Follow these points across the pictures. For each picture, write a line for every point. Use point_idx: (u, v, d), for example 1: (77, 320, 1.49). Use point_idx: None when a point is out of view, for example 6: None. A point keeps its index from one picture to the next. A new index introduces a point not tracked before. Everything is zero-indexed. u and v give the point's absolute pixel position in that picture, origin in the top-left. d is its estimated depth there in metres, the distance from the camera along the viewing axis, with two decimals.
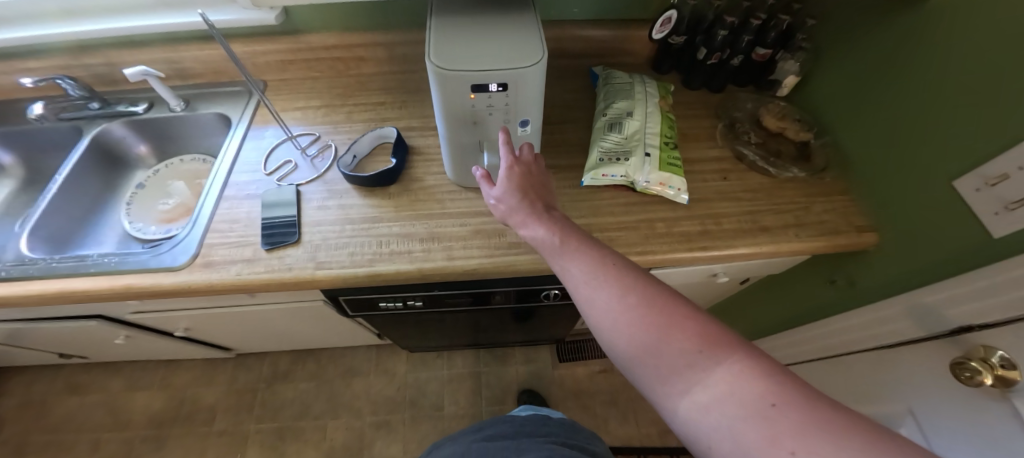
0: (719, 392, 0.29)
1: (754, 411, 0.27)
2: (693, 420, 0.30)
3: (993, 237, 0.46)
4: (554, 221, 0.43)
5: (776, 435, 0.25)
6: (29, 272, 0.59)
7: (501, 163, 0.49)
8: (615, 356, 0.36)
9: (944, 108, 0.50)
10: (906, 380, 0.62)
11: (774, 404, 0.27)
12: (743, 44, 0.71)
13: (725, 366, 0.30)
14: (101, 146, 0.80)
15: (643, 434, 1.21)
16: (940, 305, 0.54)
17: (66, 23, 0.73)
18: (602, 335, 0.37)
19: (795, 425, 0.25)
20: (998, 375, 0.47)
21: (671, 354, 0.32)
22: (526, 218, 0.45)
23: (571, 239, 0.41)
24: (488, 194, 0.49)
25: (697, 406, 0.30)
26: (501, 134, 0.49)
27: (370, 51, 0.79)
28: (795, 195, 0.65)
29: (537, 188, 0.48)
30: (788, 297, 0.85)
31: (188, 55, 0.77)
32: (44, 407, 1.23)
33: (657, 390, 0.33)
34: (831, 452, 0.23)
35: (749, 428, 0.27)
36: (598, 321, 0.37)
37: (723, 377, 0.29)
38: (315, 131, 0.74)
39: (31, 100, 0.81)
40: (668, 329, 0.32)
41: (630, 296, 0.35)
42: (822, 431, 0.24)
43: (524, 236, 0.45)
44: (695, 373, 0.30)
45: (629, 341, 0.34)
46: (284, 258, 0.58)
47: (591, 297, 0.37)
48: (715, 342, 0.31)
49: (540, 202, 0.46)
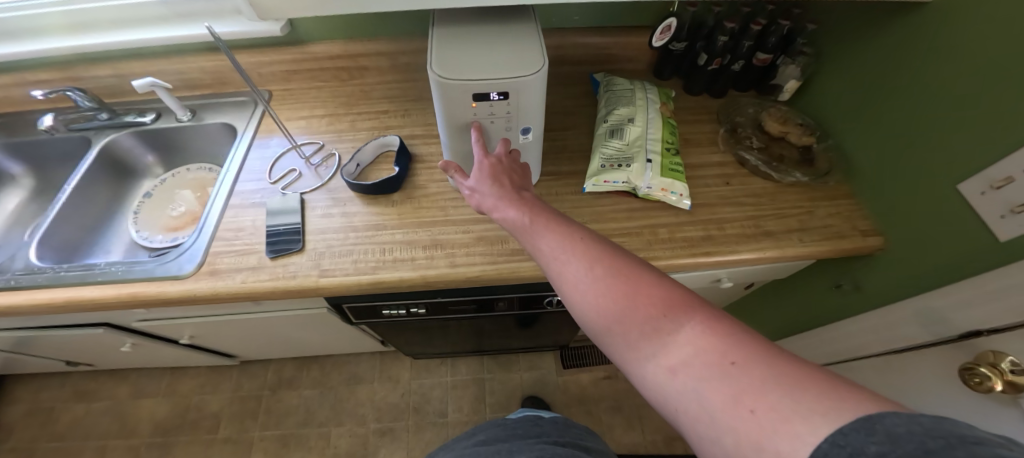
0: (684, 354, 0.30)
1: (717, 371, 0.28)
2: (661, 383, 0.31)
3: (1000, 241, 0.45)
4: (523, 203, 0.44)
5: (739, 393, 0.26)
6: (38, 281, 0.59)
7: (474, 157, 0.50)
8: (587, 327, 0.38)
9: (943, 112, 0.51)
10: (914, 386, 0.62)
11: (735, 362, 0.28)
12: (743, 50, 0.72)
13: (688, 328, 0.31)
14: (110, 157, 0.81)
15: (649, 441, 1.20)
16: (948, 310, 0.53)
17: (75, 36, 0.75)
18: (572, 307, 0.38)
19: (755, 379, 0.26)
20: (1008, 381, 0.46)
21: (638, 321, 0.33)
22: (497, 202, 0.46)
23: (544, 219, 0.42)
24: (462, 186, 0.50)
25: (664, 369, 0.31)
26: (473, 133, 0.52)
27: (373, 60, 0.80)
28: (799, 199, 0.64)
29: (508, 175, 0.49)
30: (795, 301, 0.84)
31: (196, 66, 0.79)
32: (52, 414, 1.24)
33: (627, 357, 0.34)
34: (787, 404, 0.24)
35: (713, 388, 0.28)
36: (569, 294, 0.38)
37: (688, 340, 0.30)
38: (319, 140, 0.74)
39: (41, 111, 0.83)
40: (634, 296, 0.34)
41: (598, 267, 0.36)
42: (778, 385, 0.25)
43: (495, 220, 0.46)
44: (660, 337, 0.32)
45: (597, 310, 0.35)
46: (288, 266, 0.58)
47: (561, 271, 0.38)
48: (679, 306, 0.32)
49: (514, 186, 0.47)
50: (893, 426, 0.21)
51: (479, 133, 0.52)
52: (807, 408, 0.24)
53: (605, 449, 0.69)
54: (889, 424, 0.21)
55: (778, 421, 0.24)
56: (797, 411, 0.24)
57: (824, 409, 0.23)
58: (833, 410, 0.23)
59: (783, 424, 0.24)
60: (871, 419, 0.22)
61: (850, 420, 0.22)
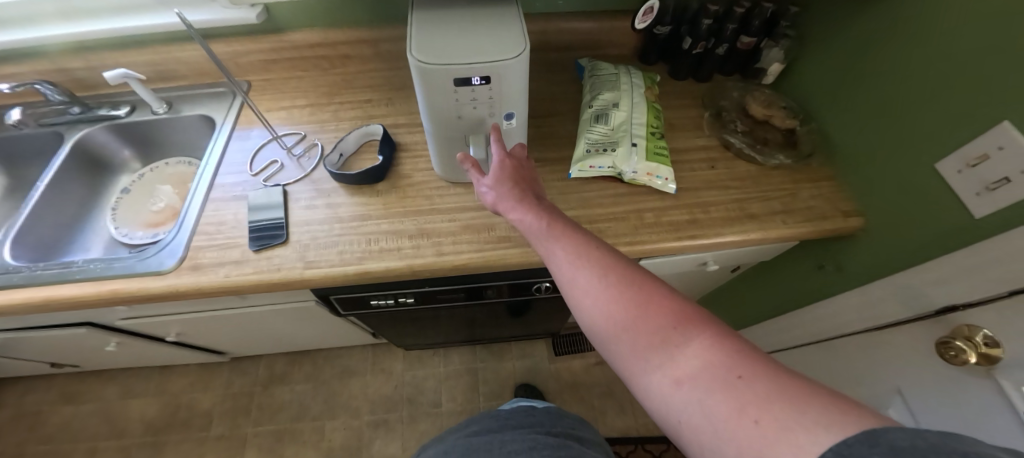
0: (691, 366, 0.30)
1: (723, 383, 0.28)
2: (665, 394, 0.31)
3: (976, 219, 0.46)
4: (538, 209, 0.45)
5: (744, 406, 0.27)
6: (13, 281, 0.58)
7: (493, 157, 0.51)
8: (594, 336, 0.38)
9: (920, 99, 0.52)
10: (893, 362, 0.63)
11: (741, 376, 0.28)
12: (727, 33, 0.72)
13: (696, 342, 0.31)
14: (84, 152, 0.79)
15: (641, 424, 1.22)
16: (926, 286, 0.55)
17: (41, 27, 0.72)
18: (582, 313, 0.38)
19: (760, 392, 0.27)
20: (982, 353, 0.48)
21: (648, 330, 0.33)
22: (514, 205, 0.46)
23: (557, 226, 0.43)
24: (479, 184, 0.51)
25: (669, 380, 0.31)
26: (494, 133, 0.51)
27: (355, 48, 0.79)
28: (782, 182, 0.65)
29: (523, 180, 0.50)
30: (779, 283, 0.85)
31: (170, 57, 0.76)
32: (39, 417, 1.22)
33: (631, 366, 0.34)
34: (791, 416, 0.25)
35: (718, 400, 0.28)
36: (579, 301, 0.38)
37: (696, 353, 0.31)
38: (301, 131, 0.73)
39: (10, 106, 0.80)
40: (646, 307, 0.34)
41: (612, 276, 0.37)
42: (783, 398, 0.26)
43: (512, 221, 0.46)
44: (668, 349, 0.32)
45: (608, 317, 0.35)
46: (272, 258, 0.58)
47: (573, 278, 0.39)
48: (689, 320, 0.33)
49: (526, 190, 0.48)
50: (897, 440, 0.20)
51: (501, 135, 0.51)
52: (811, 420, 0.24)
53: (598, 435, 0.70)
54: (893, 438, 0.20)
55: (782, 432, 0.24)
56: (802, 423, 0.24)
57: (828, 422, 0.24)
58: (837, 423, 0.23)
59: (786, 434, 0.24)
60: (875, 433, 0.21)
61: (854, 433, 0.22)
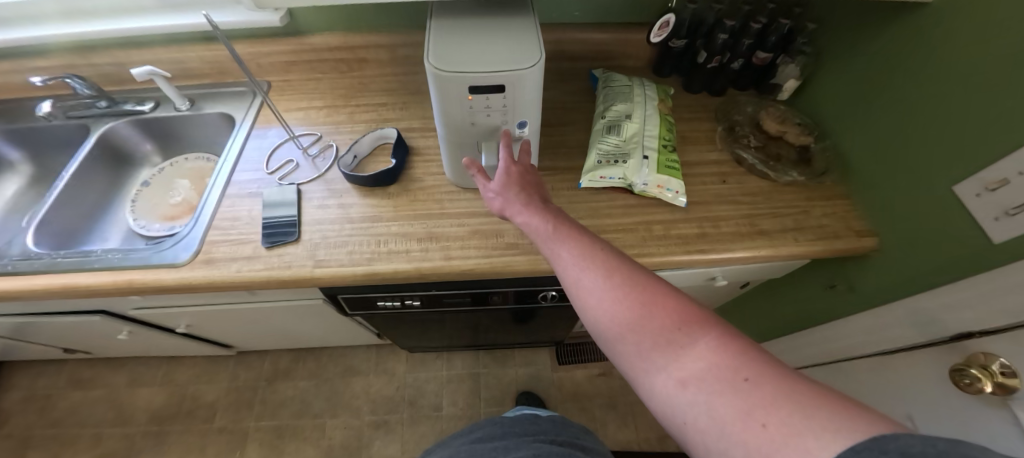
0: (696, 367, 0.30)
1: (729, 385, 0.28)
2: (670, 396, 0.31)
3: (994, 244, 0.45)
4: (545, 211, 0.45)
5: (751, 408, 0.27)
6: (35, 267, 0.60)
7: (501, 163, 0.51)
8: (599, 336, 0.38)
9: (940, 115, 0.51)
10: (904, 387, 0.62)
11: (747, 378, 0.28)
12: (743, 48, 0.72)
13: (701, 343, 0.31)
14: (108, 145, 0.81)
15: (643, 438, 1.20)
16: (941, 311, 0.53)
17: (74, 24, 0.75)
18: (586, 315, 0.38)
19: (767, 396, 0.27)
20: (997, 382, 0.46)
21: (652, 331, 0.33)
22: (522, 207, 0.46)
23: (565, 228, 0.43)
24: (486, 189, 0.51)
25: (674, 382, 0.31)
26: (501, 140, 0.52)
27: (372, 52, 0.80)
28: (795, 199, 0.64)
29: (531, 183, 0.50)
30: (788, 301, 0.84)
31: (194, 55, 0.78)
32: (49, 401, 1.25)
33: (636, 368, 0.34)
34: (799, 420, 0.25)
35: (723, 402, 0.28)
36: (585, 302, 0.38)
37: (700, 354, 0.31)
38: (316, 132, 0.74)
39: (40, 98, 0.83)
40: (651, 308, 0.34)
41: (617, 277, 0.37)
42: (790, 401, 0.26)
43: (518, 224, 0.46)
44: (672, 350, 0.32)
45: (612, 318, 0.35)
46: (283, 255, 0.59)
47: (578, 278, 0.38)
48: (693, 322, 0.33)
49: (534, 193, 0.48)
50: (906, 446, 0.20)
51: (508, 141, 0.52)
52: (820, 425, 0.24)
53: (602, 448, 0.70)
54: (902, 445, 0.20)
55: (790, 436, 0.24)
56: (810, 427, 0.24)
57: (837, 427, 0.23)
58: (846, 428, 0.23)
59: (794, 438, 0.24)
60: (884, 439, 0.21)
61: (863, 439, 0.22)
